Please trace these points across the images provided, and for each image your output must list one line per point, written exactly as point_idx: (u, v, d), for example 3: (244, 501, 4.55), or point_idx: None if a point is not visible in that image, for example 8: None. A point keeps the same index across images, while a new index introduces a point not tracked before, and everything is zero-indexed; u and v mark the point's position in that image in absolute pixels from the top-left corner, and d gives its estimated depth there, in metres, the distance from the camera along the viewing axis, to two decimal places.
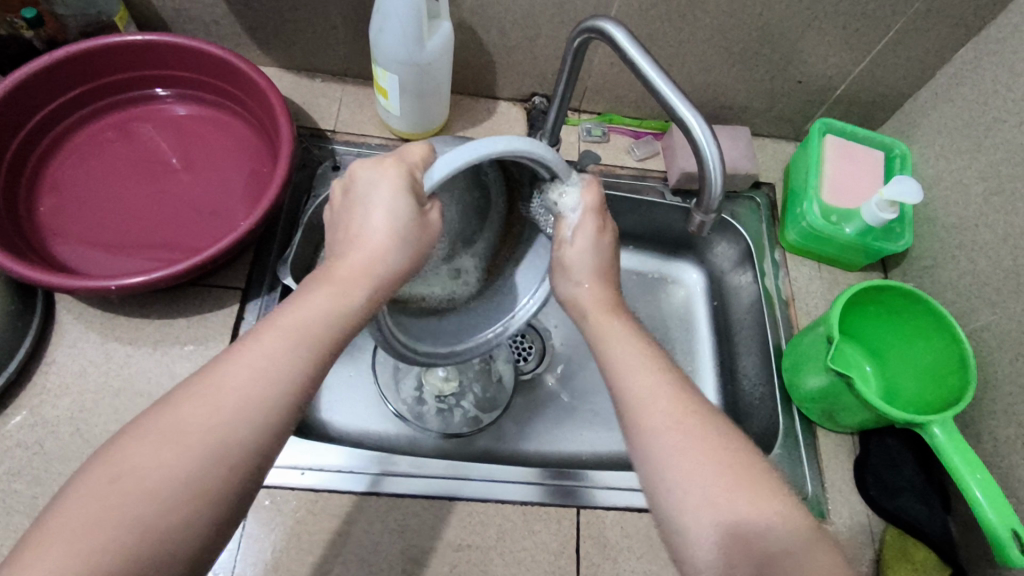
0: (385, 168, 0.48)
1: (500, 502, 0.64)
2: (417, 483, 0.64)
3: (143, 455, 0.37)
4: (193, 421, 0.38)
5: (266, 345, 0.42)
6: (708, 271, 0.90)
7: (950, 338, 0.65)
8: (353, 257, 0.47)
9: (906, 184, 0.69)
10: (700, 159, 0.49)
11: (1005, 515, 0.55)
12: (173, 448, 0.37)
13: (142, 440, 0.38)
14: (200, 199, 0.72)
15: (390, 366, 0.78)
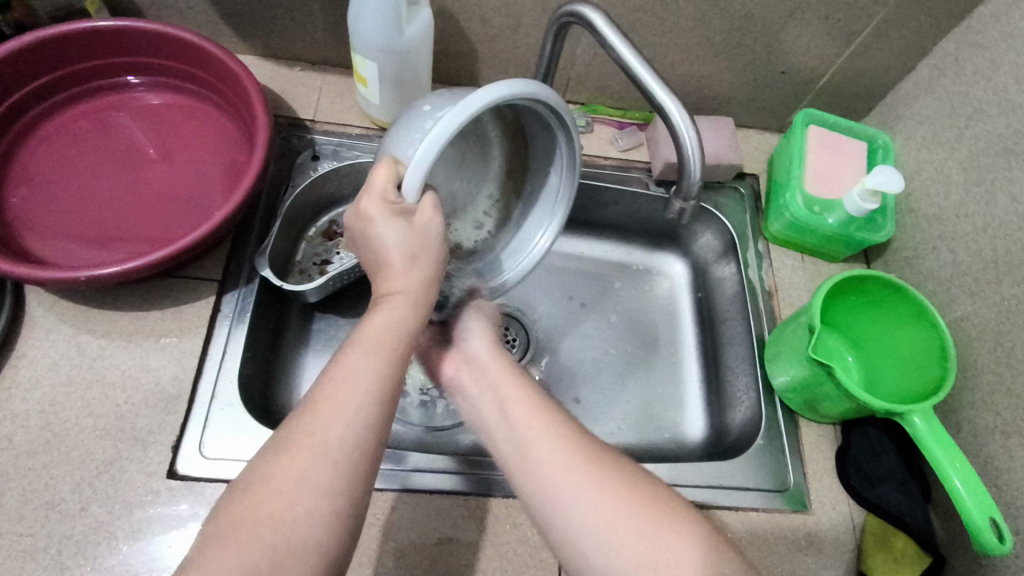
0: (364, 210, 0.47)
1: (482, 494, 0.63)
2: (461, 479, 0.64)
3: (277, 466, 0.39)
4: (304, 432, 0.40)
5: (355, 351, 0.43)
6: (692, 262, 0.90)
7: (930, 327, 0.65)
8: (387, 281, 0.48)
9: (887, 173, 0.69)
10: (678, 145, 0.49)
11: (983, 504, 0.55)
12: (312, 456, 0.39)
13: (267, 460, 0.39)
14: (176, 189, 0.71)
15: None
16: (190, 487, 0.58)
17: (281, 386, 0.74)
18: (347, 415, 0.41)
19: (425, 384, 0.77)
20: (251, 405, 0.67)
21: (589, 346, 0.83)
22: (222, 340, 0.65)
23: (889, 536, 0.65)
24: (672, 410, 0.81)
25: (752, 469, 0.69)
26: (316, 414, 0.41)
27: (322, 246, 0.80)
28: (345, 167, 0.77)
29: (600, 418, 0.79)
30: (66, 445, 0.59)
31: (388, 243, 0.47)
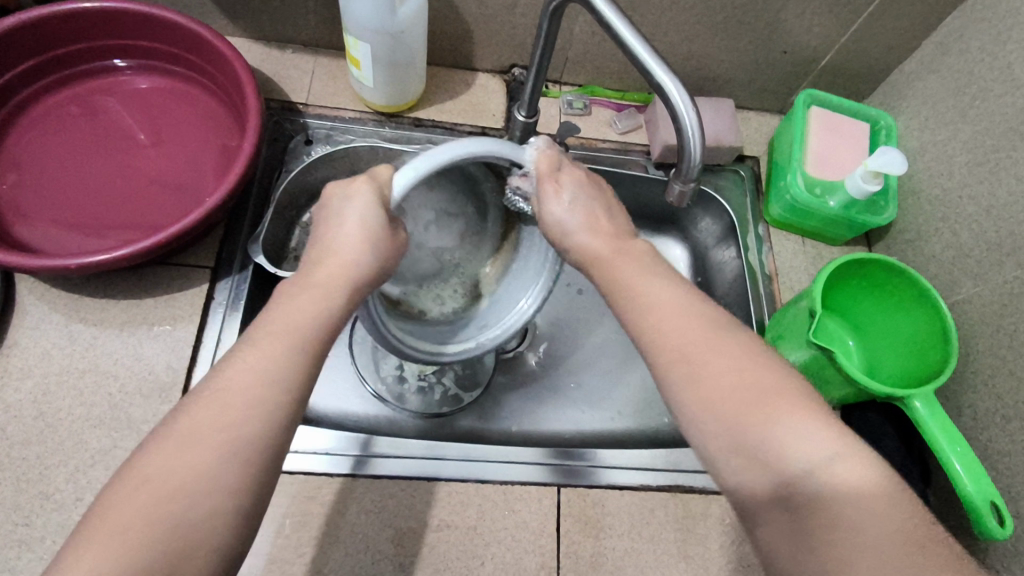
0: (357, 188, 0.47)
1: (481, 481, 0.63)
2: (418, 464, 0.63)
3: (165, 457, 0.36)
4: (206, 427, 0.37)
5: (277, 340, 0.41)
6: (692, 247, 0.88)
7: (933, 312, 0.64)
8: (332, 265, 0.46)
9: (890, 154, 0.68)
10: (678, 127, 0.47)
11: (984, 488, 0.55)
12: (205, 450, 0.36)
13: (157, 452, 0.36)
14: (165, 176, 0.69)
15: (368, 346, 0.76)
16: None
17: None
18: (255, 413, 0.38)
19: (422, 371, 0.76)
20: None
21: (588, 331, 0.83)
22: (216, 329, 0.65)
23: None
24: None
25: None
26: (213, 414, 0.37)
27: None
28: (340, 151, 0.76)
29: (600, 404, 0.79)
30: (59, 436, 0.58)
31: (347, 228, 0.47)
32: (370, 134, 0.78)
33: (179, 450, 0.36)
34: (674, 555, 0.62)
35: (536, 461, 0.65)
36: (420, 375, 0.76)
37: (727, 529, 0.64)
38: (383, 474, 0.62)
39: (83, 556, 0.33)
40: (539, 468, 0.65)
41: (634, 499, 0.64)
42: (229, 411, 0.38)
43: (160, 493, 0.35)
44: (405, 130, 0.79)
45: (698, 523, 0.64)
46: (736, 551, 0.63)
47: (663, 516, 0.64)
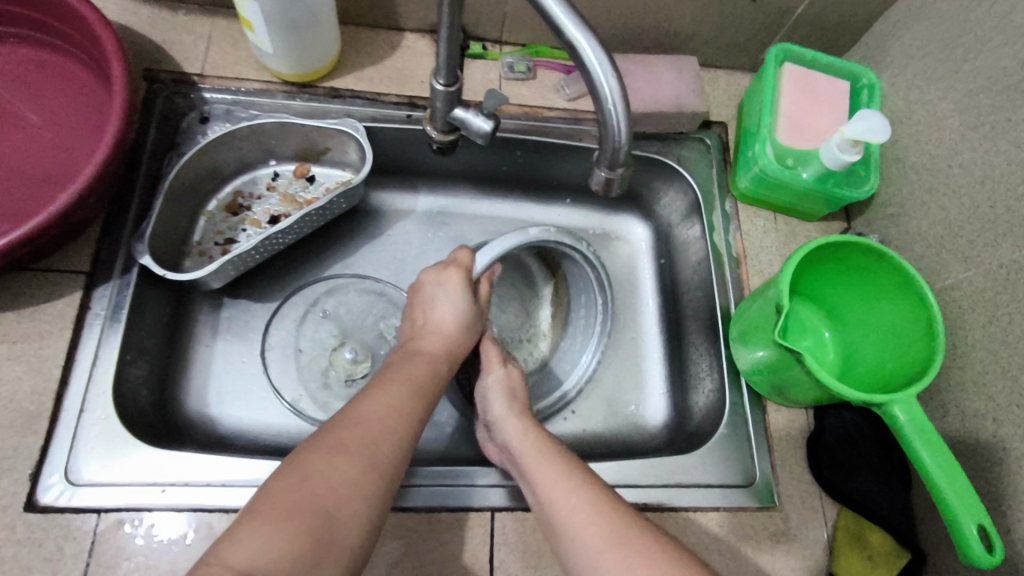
0: (449, 276, 0.60)
1: (477, 507, 0.58)
2: (449, 494, 0.58)
3: (333, 464, 0.42)
4: (354, 440, 0.44)
5: (400, 386, 0.50)
6: (655, 225, 0.79)
7: (917, 301, 0.56)
8: (431, 339, 0.57)
9: (872, 119, 0.58)
10: (596, 96, 0.38)
11: (971, 510, 0.48)
12: (348, 464, 0.42)
13: (316, 457, 0.42)
14: (23, 161, 0.59)
15: (292, 349, 0.70)
16: (52, 521, 0.51)
17: (184, 387, 0.65)
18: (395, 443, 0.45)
19: (350, 376, 0.69)
20: (132, 419, 0.57)
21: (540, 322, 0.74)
22: (92, 345, 0.56)
23: (864, 531, 0.59)
24: (635, 383, 0.73)
25: (718, 462, 0.62)
26: (351, 432, 0.44)
27: (225, 223, 0.70)
28: (241, 130, 0.66)
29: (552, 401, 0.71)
30: None
31: (448, 305, 0.59)
32: (279, 108, 0.68)
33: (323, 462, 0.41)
34: None
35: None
36: (348, 381, 0.69)
37: None
38: (417, 507, 0.56)
39: (253, 533, 0.37)
40: None
41: None
42: (360, 446, 0.43)
43: (308, 496, 0.40)
44: (320, 102, 0.69)
45: None
46: None
47: None
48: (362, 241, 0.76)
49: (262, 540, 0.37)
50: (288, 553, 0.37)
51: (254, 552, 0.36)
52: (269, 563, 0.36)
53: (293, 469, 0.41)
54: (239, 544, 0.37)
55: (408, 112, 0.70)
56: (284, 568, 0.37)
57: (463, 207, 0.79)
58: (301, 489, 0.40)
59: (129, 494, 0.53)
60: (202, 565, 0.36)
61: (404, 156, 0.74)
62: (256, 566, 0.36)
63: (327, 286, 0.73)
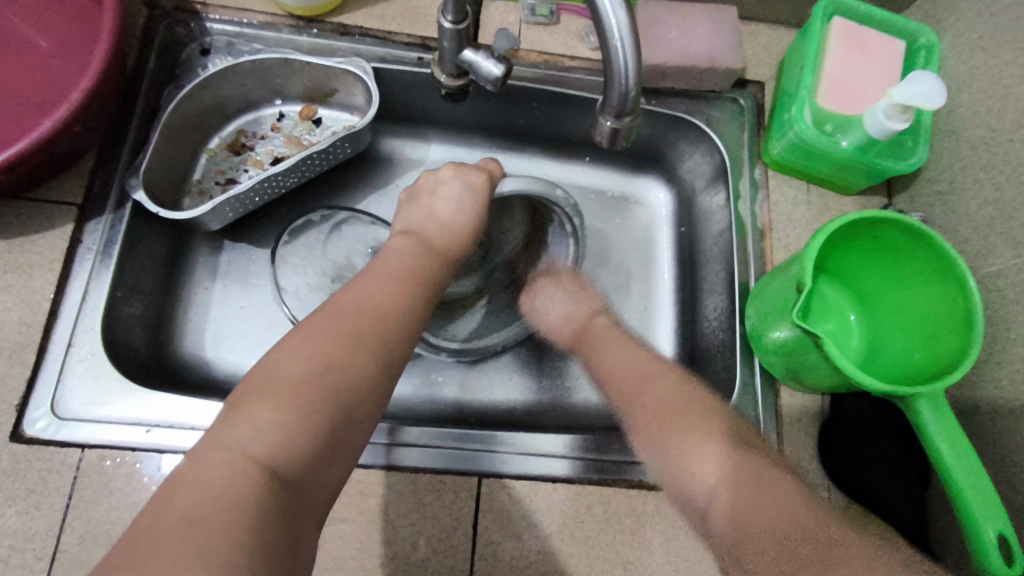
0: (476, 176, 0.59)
1: (480, 473, 0.55)
2: (448, 455, 0.55)
3: (330, 342, 0.42)
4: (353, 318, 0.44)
5: None
6: (677, 190, 0.74)
7: (957, 288, 0.51)
8: None
9: (926, 82, 0.52)
10: (600, 29, 0.33)
11: (992, 511, 0.45)
12: (351, 357, 0.42)
13: (301, 341, 0.42)
14: (17, 86, 0.56)
15: (301, 268, 0.68)
16: (37, 453, 0.51)
17: (178, 329, 0.63)
18: None
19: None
20: (119, 356, 0.56)
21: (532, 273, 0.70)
22: (82, 278, 0.55)
23: None
24: None
25: None
26: (353, 318, 0.44)
27: (227, 162, 0.68)
28: (242, 64, 0.63)
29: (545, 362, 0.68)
30: None
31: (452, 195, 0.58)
32: (285, 43, 0.65)
33: (330, 348, 0.41)
34: (609, 559, 0.54)
35: (560, 455, 0.56)
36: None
37: (674, 533, 0.55)
38: (410, 468, 0.54)
39: (258, 413, 0.38)
40: (565, 463, 0.56)
41: (569, 495, 0.55)
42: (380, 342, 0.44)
43: (324, 382, 0.40)
44: (328, 39, 0.65)
45: (641, 523, 0.55)
46: (684, 558, 0.54)
47: (600, 516, 0.55)
48: (368, 190, 0.73)
49: (280, 423, 0.37)
50: (288, 437, 0.37)
51: (260, 430, 0.37)
52: (282, 451, 0.37)
53: (303, 354, 0.41)
54: (254, 428, 0.37)
55: (420, 54, 0.66)
56: (303, 456, 0.38)
57: (476, 160, 0.75)
58: (310, 373, 0.40)
59: (113, 430, 0.52)
60: (213, 447, 0.37)
61: (415, 102, 0.70)
62: (273, 451, 0.37)
63: (339, 217, 0.71)
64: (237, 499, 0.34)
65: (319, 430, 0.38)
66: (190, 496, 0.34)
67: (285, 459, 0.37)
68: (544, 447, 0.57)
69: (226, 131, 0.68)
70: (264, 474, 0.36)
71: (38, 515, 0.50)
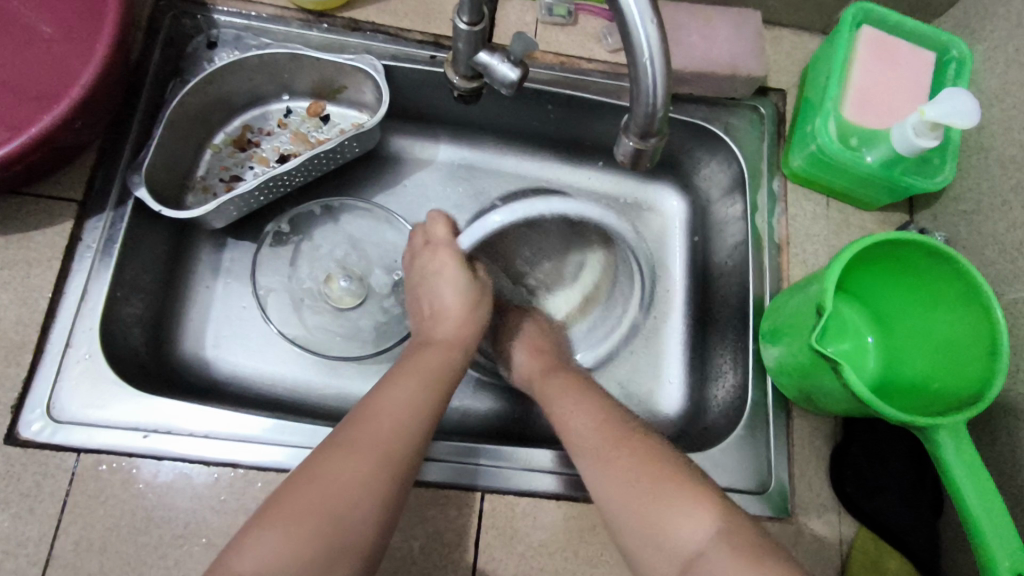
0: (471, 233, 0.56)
1: (477, 488, 0.54)
2: (445, 469, 0.54)
3: (334, 460, 0.43)
4: (360, 431, 0.44)
5: None
6: (691, 197, 0.72)
7: (983, 315, 0.49)
8: None
9: (959, 100, 0.50)
10: (629, 46, 0.32)
11: (1009, 548, 0.43)
12: (351, 463, 0.42)
13: (312, 460, 0.43)
14: (13, 74, 0.54)
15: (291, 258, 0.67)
16: (32, 456, 0.50)
17: (177, 328, 0.62)
18: None
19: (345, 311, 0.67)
20: (114, 359, 0.55)
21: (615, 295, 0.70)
22: (82, 277, 0.54)
23: (882, 558, 0.54)
24: (652, 371, 0.67)
25: (732, 463, 0.58)
26: (358, 434, 0.44)
27: (232, 158, 0.66)
28: (250, 58, 0.61)
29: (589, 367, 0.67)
30: None
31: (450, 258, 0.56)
32: (295, 38, 0.63)
33: (339, 481, 0.41)
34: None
35: (562, 472, 0.55)
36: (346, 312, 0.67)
37: None
38: None
39: (259, 535, 0.40)
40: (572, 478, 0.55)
41: (574, 513, 0.54)
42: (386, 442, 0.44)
43: (326, 499, 0.41)
44: (338, 35, 0.63)
45: None
46: None
47: (604, 536, 0.53)
48: (376, 190, 0.71)
49: (287, 549, 0.39)
50: (280, 558, 0.39)
51: (259, 553, 0.39)
52: (278, 569, 0.39)
53: (309, 478, 0.42)
54: (256, 552, 0.39)
55: (433, 53, 0.64)
56: (299, 571, 0.39)
57: (486, 161, 0.73)
58: (318, 503, 0.41)
59: (110, 435, 0.51)
60: (226, 565, 0.39)
61: (426, 100, 0.68)
62: (266, 572, 0.38)
63: (373, 214, 0.70)
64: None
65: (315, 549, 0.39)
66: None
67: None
68: (548, 462, 0.56)
69: (232, 127, 0.67)
70: None
71: (29, 520, 0.49)
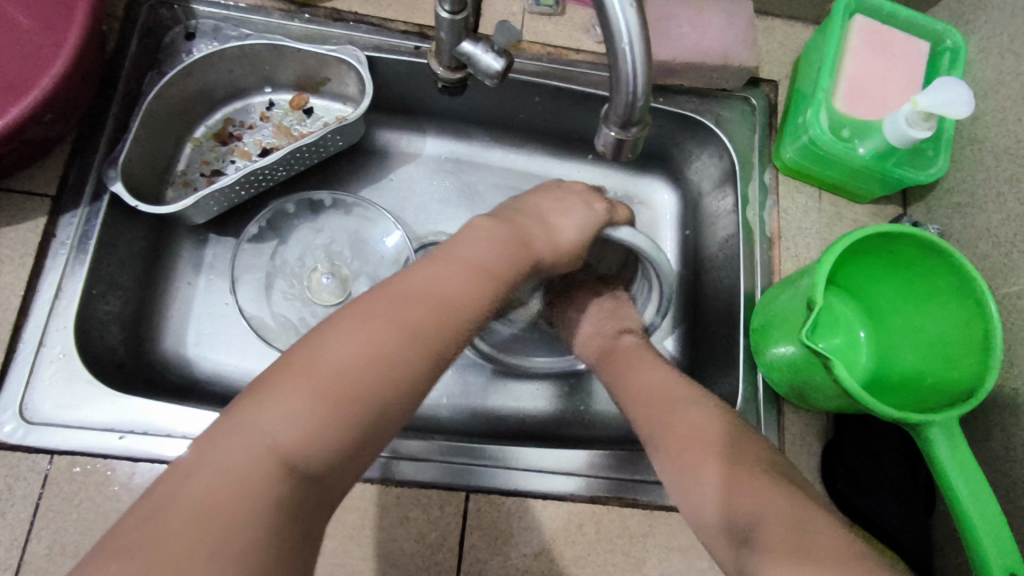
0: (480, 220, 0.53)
1: (467, 487, 0.53)
2: (431, 469, 0.53)
3: (357, 334, 0.40)
4: (385, 307, 0.42)
5: None
6: (682, 190, 0.71)
7: (976, 311, 0.48)
8: None
9: (953, 90, 0.49)
10: (607, 32, 0.31)
11: (999, 545, 0.42)
12: (382, 336, 0.40)
13: (333, 333, 0.40)
14: None
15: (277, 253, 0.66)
16: (4, 458, 0.49)
17: (157, 327, 0.61)
18: None
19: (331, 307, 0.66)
20: (91, 358, 0.53)
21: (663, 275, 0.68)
22: (56, 275, 0.53)
23: None
24: None
25: None
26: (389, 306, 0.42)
27: (213, 152, 0.65)
28: (229, 49, 0.60)
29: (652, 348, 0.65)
30: None
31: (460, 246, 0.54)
32: (276, 28, 0.62)
33: (354, 350, 0.39)
34: None
35: (552, 472, 0.54)
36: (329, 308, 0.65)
37: (668, 555, 0.52)
38: (393, 480, 0.52)
39: (272, 403, 0.36)
40: (578, 482, 0.54)
41: (561, 513, 0.53)
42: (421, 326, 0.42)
43: (352, 377, 0.38)
44: (321, 25, 0.62)
45: (635, 544, 0.53)
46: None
47: (592, 535, 0.52)
48: (361, 184, 0.70)
49: (310, 414, 0.36)
50: (305, 433, 0.36)
51: (280, 419, 0.36)
52: (307, 438, 0.36)
53: (341, 342, 0.39)
54: (283, 414, 0.36)
55: (417, 44, 0.62)
56: (331, 444, 0.37)
57: (474, 155, 0.72)
58: (332, 366, 0.38)
59: (85, 436, 0.50)
60: (236, 428, 0.36)
61: (411, 93, 0.67)
62: (298, 440, 0.36)
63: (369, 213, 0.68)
64: (251, 505, 0.33)
65: (347, 428, 0.37)
66: (207, 480, 0.34)
67: (311, 448, 0.36)
68: (542, 463, 0.55)
69: (213, 120, 0.65)
70: (286, 462, 0.35)
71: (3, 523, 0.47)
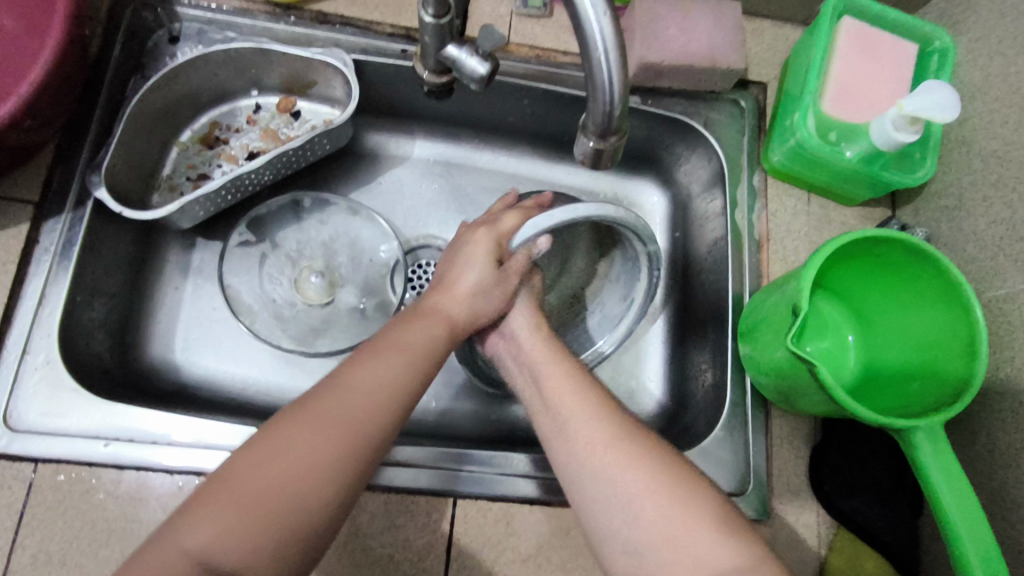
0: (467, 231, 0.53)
1: (451, 493, 0.52)
2: (417, 475, 0.52)
3: (288, 439, 0.39)
4: (326, 404, 0.41)
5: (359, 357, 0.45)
6: (673, 193, 0.71)
7: (962, 316, 0.48)
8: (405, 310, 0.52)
9: (939, 94, 0.49)
10: (582, 42, 0.31)
11: (982, 551, 0.42)
12: (310, 442, 0.39)
13: (268, 440, 0.40)
14: None
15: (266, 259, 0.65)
16: None
17: (143, 332, 0.60)
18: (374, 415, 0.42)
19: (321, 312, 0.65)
20: (74, 365, 0.53)
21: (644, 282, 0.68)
22: (40, 281, 0.53)
23: (860, 559, 0.53)
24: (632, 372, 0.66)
25: (710, 464, 0.57)
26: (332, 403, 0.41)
27: (200, 156, 0.64)
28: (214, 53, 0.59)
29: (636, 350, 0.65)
30: None
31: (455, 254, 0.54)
32: (261, 31, 0.61)
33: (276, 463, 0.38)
34: None
35: (536, 477, 0.54)
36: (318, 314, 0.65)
37: None
38: (378, 487, 0.52)
39: (195, 519, 0.37)
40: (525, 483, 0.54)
41: (548, 518, 0.53)
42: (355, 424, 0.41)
43: (276, 490, 0.38)
44: (306, 28, 0.61)
45: None
46: None
47: (579, 540, 0.52)
48: (349, 187, 0.69)
49: (229, 527, 0.37)
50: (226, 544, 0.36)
51: (198, 536, 0.36)
52: (225, 555, 0.36)
53: (268, 459, 0.39)
54: (198, 525, 0.37)
55: (404, 46, 0.62)
56: (247, 555, 0.36)
57: (463, 158, 0.71)
58: (258, 485, 0.38)
59: (69, 444, 0.50)
60: (157, 549, 0.36)
61: (399, 96, 0.67)
62: (212, 548, 0.36)
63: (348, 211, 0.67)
64: None
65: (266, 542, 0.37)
66: None
67: (225, 556, 0.36)
68: (520, 468, 0.54)
69: (200, 123, 0.65)
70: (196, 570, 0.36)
71: None
